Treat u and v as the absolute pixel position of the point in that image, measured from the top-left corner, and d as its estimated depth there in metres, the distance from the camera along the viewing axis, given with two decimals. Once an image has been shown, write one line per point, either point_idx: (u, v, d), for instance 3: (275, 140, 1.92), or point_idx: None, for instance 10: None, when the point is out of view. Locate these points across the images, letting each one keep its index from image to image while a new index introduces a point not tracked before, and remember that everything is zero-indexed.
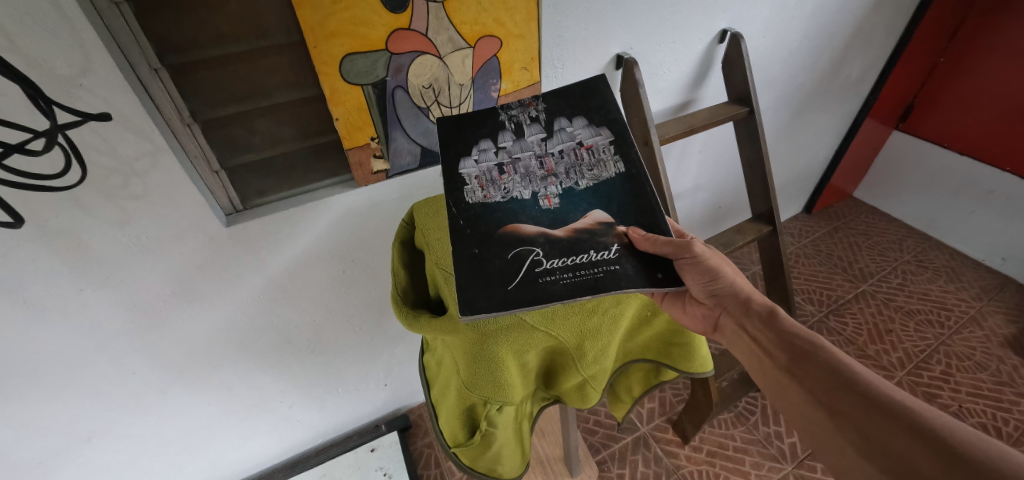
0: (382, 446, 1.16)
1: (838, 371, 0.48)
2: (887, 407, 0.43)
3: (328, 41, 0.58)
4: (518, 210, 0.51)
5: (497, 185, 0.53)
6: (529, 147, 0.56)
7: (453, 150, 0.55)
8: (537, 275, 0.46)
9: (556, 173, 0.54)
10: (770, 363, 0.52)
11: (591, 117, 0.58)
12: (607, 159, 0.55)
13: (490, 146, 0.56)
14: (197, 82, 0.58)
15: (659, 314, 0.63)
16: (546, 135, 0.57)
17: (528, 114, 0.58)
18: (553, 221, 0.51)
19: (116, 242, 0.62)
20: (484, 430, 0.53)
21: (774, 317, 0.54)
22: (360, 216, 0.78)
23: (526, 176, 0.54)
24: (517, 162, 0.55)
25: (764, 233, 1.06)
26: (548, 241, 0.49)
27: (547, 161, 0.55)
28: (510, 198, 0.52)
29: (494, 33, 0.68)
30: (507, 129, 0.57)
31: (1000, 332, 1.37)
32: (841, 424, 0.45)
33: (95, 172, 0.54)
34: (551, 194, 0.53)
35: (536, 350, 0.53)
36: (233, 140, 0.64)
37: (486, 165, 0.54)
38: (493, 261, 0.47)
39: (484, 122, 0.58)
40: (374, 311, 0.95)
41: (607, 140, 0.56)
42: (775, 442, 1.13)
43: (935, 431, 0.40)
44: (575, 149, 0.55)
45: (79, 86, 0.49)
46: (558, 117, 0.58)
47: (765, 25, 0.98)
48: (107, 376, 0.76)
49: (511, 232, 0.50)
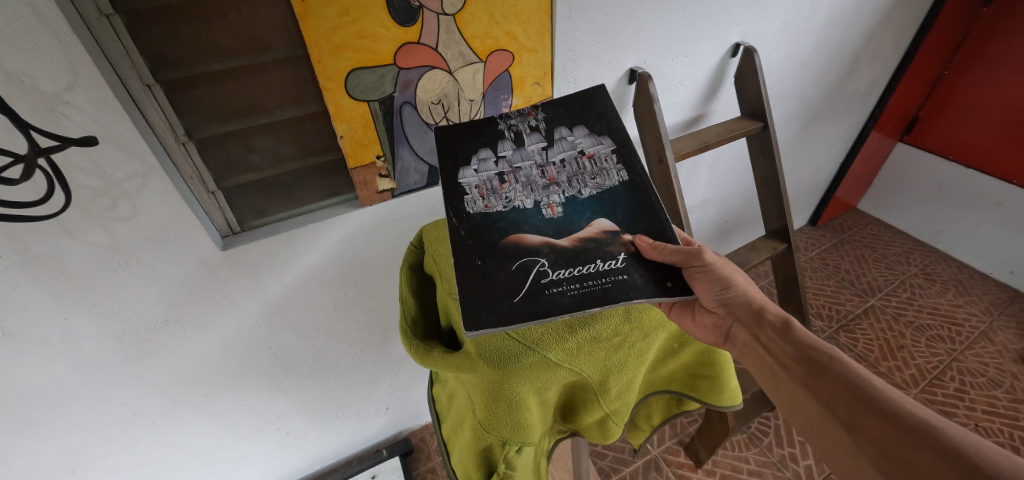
0: (384, 472, 1.10)
1: (855, 383, 0.44)
2: (908, 422, 0.40)
3: (334, 55, 0.55)
4: (522, 220, 0.48)
5: (498, 195, 0.49)
6: (531, 156, 0.52)
7: (452, 159, 0.52)
8: (542, 286, 0.43)
9: (558, 182, 0.51)
10: (784, 375, 0.48)
11: (593, 126, 0.55)
12: (609, 169, 0.52)
13: (489, 154, 0.52)
14: (193, 98, 0.54)
15: (687, 345, 0.58)
16: (547, 143, 0.53)
17: (528, 123, 0.55)
18: (558, 231, 0.47)
19: (103, 268, 0.58)
20: (503, 473, 0.48)
21: (792, 329, 0.50)
22: (363, 236, 0.75)
23: (528, 186, 0.50)
24: (517, 172, 0.51)
25: (779, 249, 1.03)
26: (553, 252, 0.45)
27: (548, 170, 0.52)
28: (512, 208, 0.49)
29: (506, 47, 0.65)
30: (506, 137, 0.54)
31: (1012, 347, 1.35)
32: (859, 441, 0.42)
33: (81, 194, 0.50)
34: (554, 202, 0.50)
35: (558, 386, 0.49)
36: (230, 160, 0.61)
37: (487, 173, 0.51)
38: (497, 273, 0.44)
39: (483, 130, 0.54)
40: (377, 333, 0.91)
41: (610, 149, 0.53)
42: (790, 464, 1.10)
43: (961, 448, 0.37)
44: (577, 158, 0.52)
45: (64, 103, 0.45)
46: (557, 126, 0.55)
47: (778, 38, 0.96)
48: (95, 407, 0.71)
49: (515, 242, 0.46)
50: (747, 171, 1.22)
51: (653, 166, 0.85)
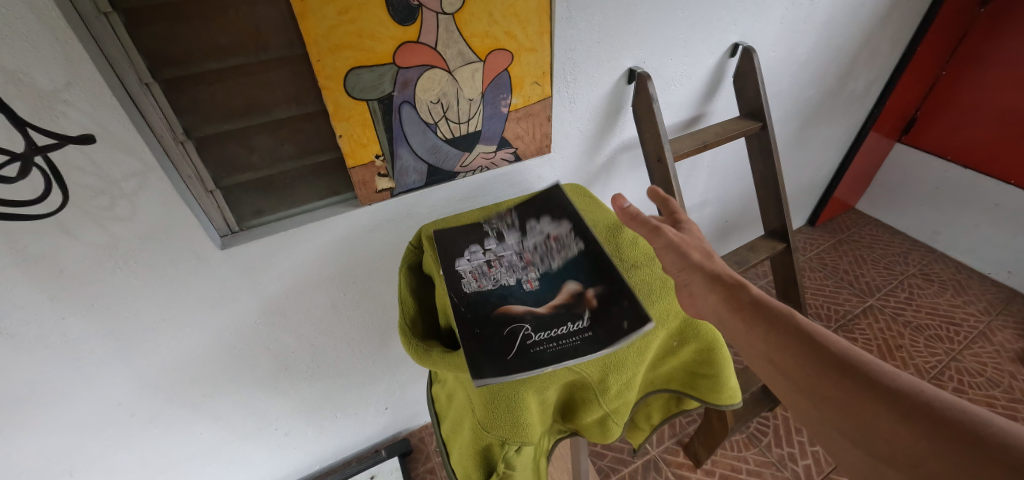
0: (382, 473, 1.09)
1: (818, 349, 0.42)
2: (882, 389, 0.38)
3: (333, 54, 0.55)
4: (507, 294, 0.51)
5: (488, 276, 0.54)
6: (510, 246, 0.58)
7: (446, 252, 0.56)
8: (527, 346, 0.45)
9: (534, 262, 0.55)
10: (755, 348, 0.46)
11: (557, 216, 0.61)
12: (571, 242, 0.57)
13: (477, 246, 0.58)
14: (192, 97, 0.54)
15: (687, 344, 0.55)
16: (521, 233, 0.59)
17: (506, 223, 0.62)
18: (537, 302, 0.51)
19: (100, 267, 0.57)
20: (503, 472, 0.48)
21: (752, 297, 0.47)
22: (361, 234, 0.75)
23: (510, 267, 0.55)
24: (501, 257, 0.56)
25: (778, 249, 1.03)
26: (534, 319, 0.48)
27: (526, 254, 0.57)
28: (500, 286, 0.53)
29: (505, 46, 0.65)
30: (490, 235, 0.60)
31: (1010, 347, 1.35)
32: (836, 413, 0.39)
33: (80, 193, 0.50)
34: (532, 277, 0.54)
35: (557, 385, 0.48)
36: (229, 159, 0.61)
37: (477, 261, 0.56)
38: (492, 339, 0.46)
39: (471, 231, 0.60)
40: (377, 333, 0.91)
41: (570, 229, 0.58)
42: (789, 464, 1.10)
43: (926, 408, 0.36)
44: (545, 241, 0.58)
45: (62, 102, 0.45)
46: (530, 219, 0.61)
47: (776, 38, 0.96)
48: (91, 407, 0.71)
49: (504, 313, 0.49)
50: (745, 171, 1.23)
51: (652, 166, 0.86)
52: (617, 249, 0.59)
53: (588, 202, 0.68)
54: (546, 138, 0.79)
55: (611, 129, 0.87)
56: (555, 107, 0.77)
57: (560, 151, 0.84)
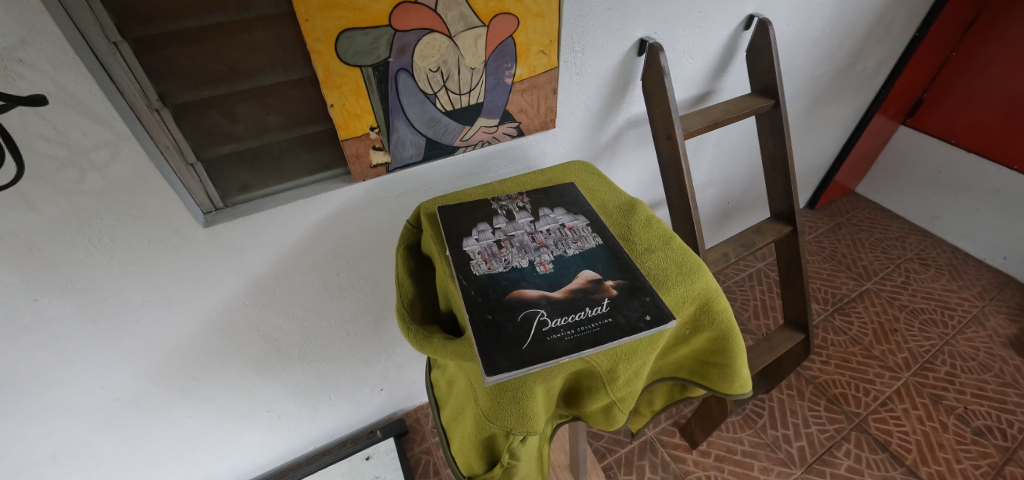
0: (378, 454, 1.09)
1: None
2: None
3: (323, 13, 0.49)
4: (519, 277, 0.48)
5: (499, 258, 0.50)
6: (521, 227, 0.54)
7: (451, 232, 0.53)
8: (543, 334, 0.41)
9: (547, 245, 0.52)
10: None
11: (569, 207, 0.58)
12: (587, 235, 0.53)
13: (485, 226, 0.54)
14: (167, 60, 0.49)
15: (699, 332, 0.52)
16: (533, 218, 0.56)
17: (516, 205, 0.59)
18: (551, 284, 0.47)
19: (71, 246, 0.53)
20: (506, 463, 0.46)
21: None
22: (353, 211, 0.70)
23: (521, 249, 0.51)
24: (512, 238, 0.53)
25: (785, 233, 1.00)
26: (550, 303, 0.44)
27: (537, 236, 0.53)
28: (511, 268, 0.49)
29: (511, 10, 0.60)
30: (498, 215, 0.57)
31: (1003, 332, 1.36)
32: None
33: (42, 164, 0.46)
34: (545, 260, 0.50)
35: (565, 375, 0.45)
36: (210, 129, 0.56)
37: (486, 241, 0.52)
38: (505, 327, 0.42)
39: (476, 210, 0.57)
40: (370, 313, 0.88)
41: (586, 222, 0.55)
42: (783, 445, 1.11)
43: None
44: (559, 229, 0.54)
45: (18, 62, 0.40)
46: (541, 207, 0.58)
47: (792, 12, 0.92)
48: (74, 391, 0.68)
49: (516, 298, 0.45)
50: (751, 151, 1.19)
51: (660, 143, 0.81)
52: (627, 231, 0.55)
53: (599, 184, 0.64)
54: (551, 112, 0.75)
55: (618, 104, 0.83)
56: (561, 78, 0.72)
57: (565, 127, 0.80)
